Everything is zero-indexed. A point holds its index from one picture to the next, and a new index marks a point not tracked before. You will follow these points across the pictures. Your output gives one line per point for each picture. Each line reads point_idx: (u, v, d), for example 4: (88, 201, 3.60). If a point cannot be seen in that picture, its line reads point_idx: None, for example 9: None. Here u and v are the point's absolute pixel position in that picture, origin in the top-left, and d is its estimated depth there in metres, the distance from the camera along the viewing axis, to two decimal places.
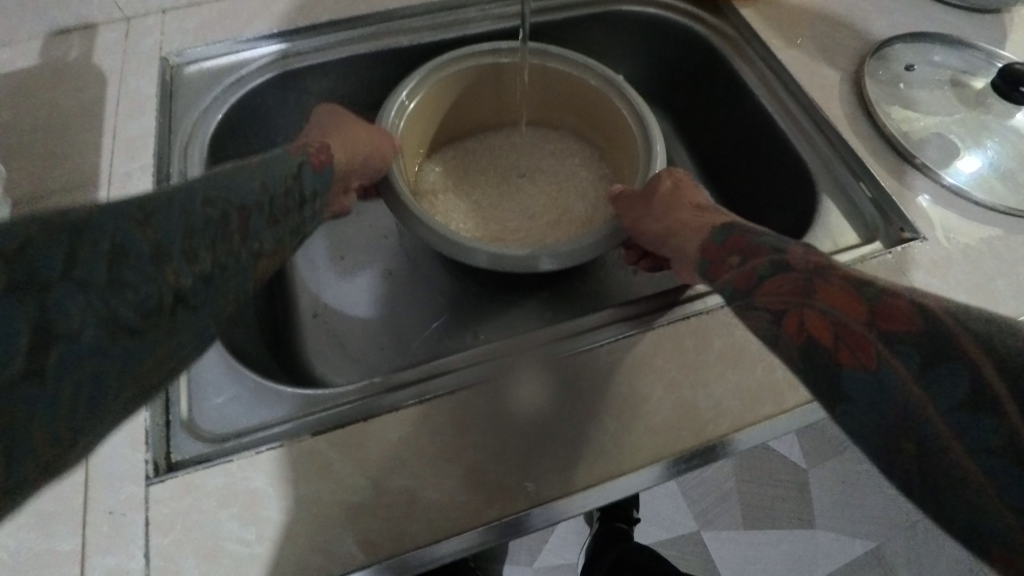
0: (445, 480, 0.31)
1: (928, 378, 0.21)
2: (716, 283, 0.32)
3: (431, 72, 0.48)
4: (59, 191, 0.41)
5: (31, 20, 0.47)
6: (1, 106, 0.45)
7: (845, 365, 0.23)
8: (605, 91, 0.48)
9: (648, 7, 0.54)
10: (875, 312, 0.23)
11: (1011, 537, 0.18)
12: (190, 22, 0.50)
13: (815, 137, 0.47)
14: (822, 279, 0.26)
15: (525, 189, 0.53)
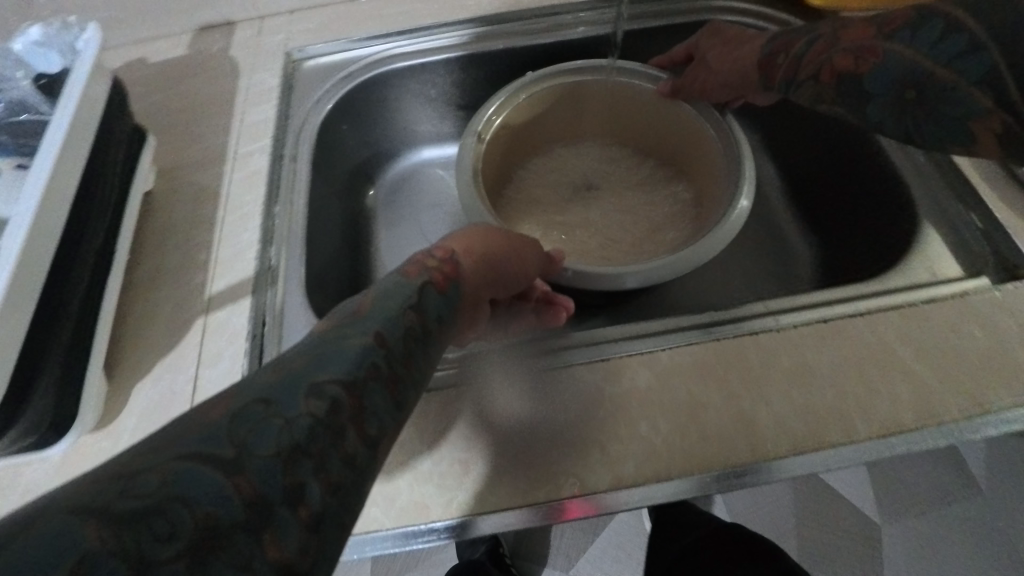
0: (495, 456, 0.33)
1: (920, 47, 0.32)
2: (774, 85, 0.41)
3: (517, 90, 0.50)
4: (192, 163, 0.47)
5: (185, 18, 0.55)
6: (152, 88, 0.53)
7: (864, 73, 0.34)
8: (692, 110, 0.49)
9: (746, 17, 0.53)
10: (880, 26, 0.34)
11: (997, 110, 0.29)
12: (312, 23, 0.56)
13: (918, 160, 0.45)
14: (844, 28, 0.36)
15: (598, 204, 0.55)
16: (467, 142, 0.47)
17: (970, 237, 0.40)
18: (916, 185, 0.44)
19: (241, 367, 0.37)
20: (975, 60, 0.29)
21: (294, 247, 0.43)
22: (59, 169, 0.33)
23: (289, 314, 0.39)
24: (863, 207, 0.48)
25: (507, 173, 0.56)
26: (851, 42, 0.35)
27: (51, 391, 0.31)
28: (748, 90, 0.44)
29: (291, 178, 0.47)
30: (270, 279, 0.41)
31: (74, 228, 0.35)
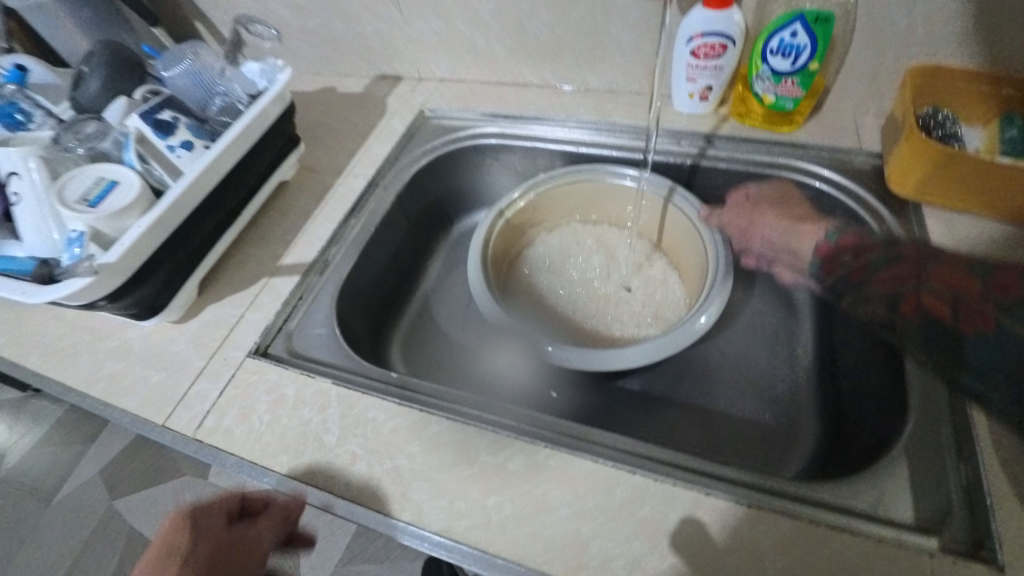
0: (373, 463, 0.39)
1: (986, 314, 0.47)
2: (832, 276, 0.56)
3: (548, 181, 0.62)
4: (323, 169, 0.65)
5: (371, 68, 0.77)
6: (331, 112, 0.74)
7: (961, 323, 0.47)
8: (702, 237, 0.57)
9: (821, 181, 0.58)
10: (975, 285, 0.47)
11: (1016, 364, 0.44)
12: (451, 94, 0.72)
13: (938, 389, 0.42)
14: (929, 264, 0.49)
15: (598, 292, 0.62)
16: (491, 215, 0.60)
17: (946, 493, 0.37)
18: (917, 415, 0.41)
19: (270, 320, 0.51)
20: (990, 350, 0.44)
21: (350, 248, 0.57)
22: (226, 149, 0.50)
23: (323, 292, 0.53)
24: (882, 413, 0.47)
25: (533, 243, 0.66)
26: (912, 277, 0.50)
27: (155, 285, 0.47)
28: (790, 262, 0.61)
29: (378, 199, 0.61)
30: (320, 266, 0.55)
31: (221, 190, 0.51)
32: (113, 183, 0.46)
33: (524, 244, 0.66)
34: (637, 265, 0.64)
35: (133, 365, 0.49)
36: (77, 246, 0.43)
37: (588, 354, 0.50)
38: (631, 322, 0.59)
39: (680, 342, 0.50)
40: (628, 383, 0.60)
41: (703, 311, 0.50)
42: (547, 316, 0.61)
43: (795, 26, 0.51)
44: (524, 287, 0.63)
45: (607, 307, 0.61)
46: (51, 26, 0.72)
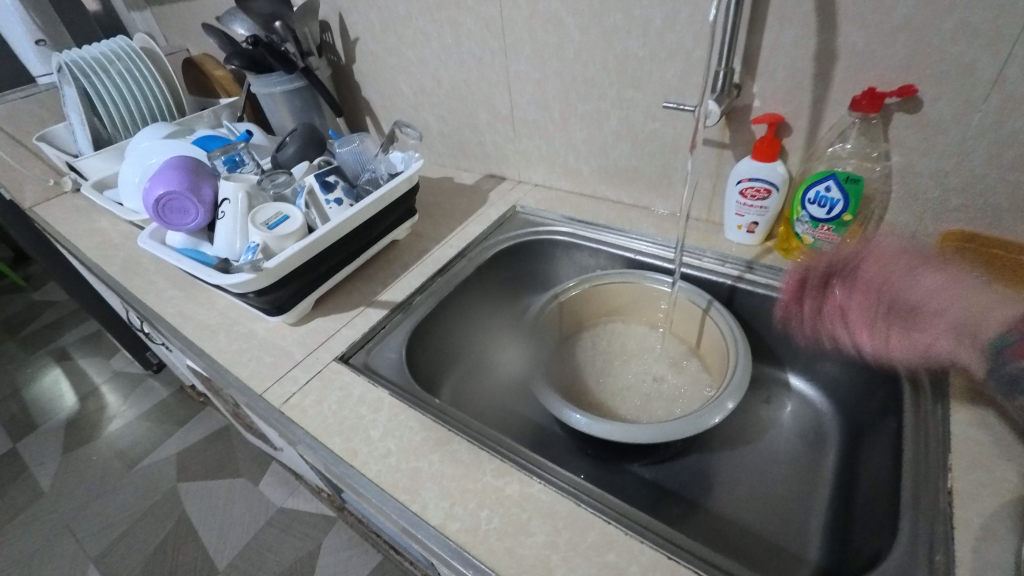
0: (401, 458, 0.49)
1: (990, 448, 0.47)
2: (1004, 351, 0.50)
3: (598, 277, 0.73)
4: (429, 235, 0.83)
5: (484, 166, 0.99)
6: (447, 196, 0.94)
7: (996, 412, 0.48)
8: (728, 344, 0.63)
9: (853, 319, 0.62)
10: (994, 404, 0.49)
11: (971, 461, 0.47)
12: (541, 197, 0.89)
13: (929, 527, 0.42)
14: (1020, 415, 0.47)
15: (632, 381, 0.70)
16: (548, 297, 0.71)
17: None
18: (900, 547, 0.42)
19: (357, 337, 0.64)
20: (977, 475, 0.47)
21: (432, 298, 0.71)
22: (367, 206, 0.69)
23: (402, 326, 0.66)
24: (877, 550, 0.47)
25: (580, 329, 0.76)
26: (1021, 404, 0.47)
27: (289, 290, 0.63)
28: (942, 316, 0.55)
29: (463, 265, 0.76)
30: (405, 306, 0.69)
31: (353, 233, 0.69)
32: (285, 216, 0.64)
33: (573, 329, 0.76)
34: (669, 365, 0.71)
35: (253, 349, 0.65)
36: (251, 252, 0.60)
37: (601, 424, 0.57)
38: (653, 411, 0.65)
39: (685, 430, 0.55)
40: (640, 470, 0.64)
41: (717, 410, 0.55)
42: (580, 389, 0.70)
43: (829, 182, 0.61)
44: (566, 366, 0.73)
45: (634, 394, 0.68)
46: (274, 110, 1.02)
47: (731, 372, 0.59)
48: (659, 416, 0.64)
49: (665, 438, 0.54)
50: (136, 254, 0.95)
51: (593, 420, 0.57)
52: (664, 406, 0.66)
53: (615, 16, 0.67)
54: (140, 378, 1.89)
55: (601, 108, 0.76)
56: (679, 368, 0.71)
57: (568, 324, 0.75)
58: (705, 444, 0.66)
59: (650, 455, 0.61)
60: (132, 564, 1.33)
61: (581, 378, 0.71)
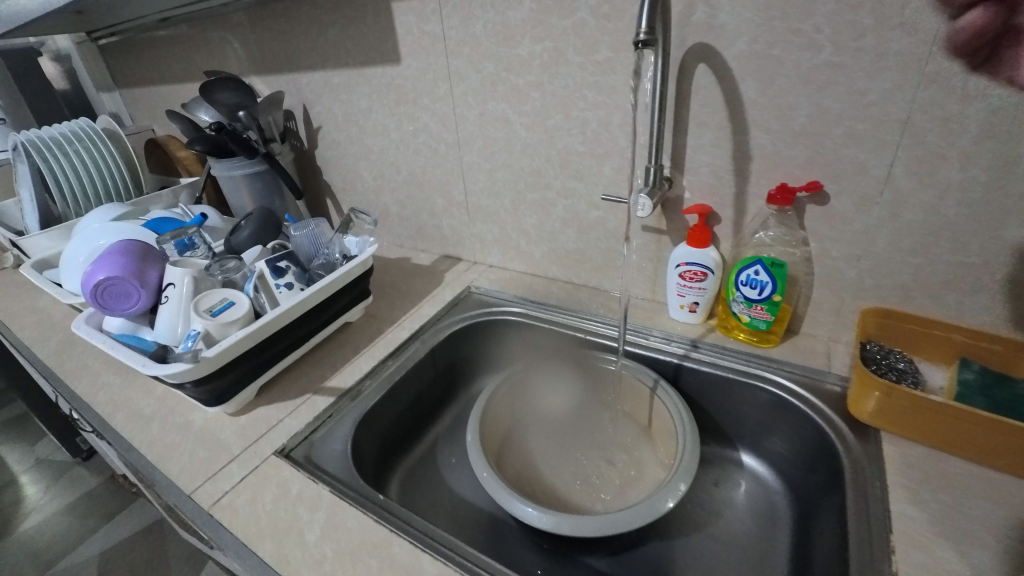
0: (336, 565, 0.46)
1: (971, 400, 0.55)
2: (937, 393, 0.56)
3: None
4: (382, 316, 0.83)
5: (440, 246, 1.02)
6: (404, 277, 0.95)
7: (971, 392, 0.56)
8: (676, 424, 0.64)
9: (790, 397, 0.64)
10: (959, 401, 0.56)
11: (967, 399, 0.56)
12: (495, 277, 0.92)
13: None
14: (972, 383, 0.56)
15: (585, 467, 0.69)
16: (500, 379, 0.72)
17: None
18: None
19: (300, 428, 0.62)
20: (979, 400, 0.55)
21: (382, 383, 0.69)
22: (317, 291, 0.69)
23: (350, 414, 0.65)
24: None
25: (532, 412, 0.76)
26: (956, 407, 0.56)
27: (230, 379, 0.61)
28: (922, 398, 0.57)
29: (416, 347, 0.76)
30: (354, 392, 0.67)
31: (302, 318, 0.68)
32: (231, 302, 0.63)
33: (526, 412, 0.76)
34: (620, 446, 0.71)
35: (187, 442, 0.61)
36: (191, 340, 0.59)
37: (553, 515, 0.55)
38: (607, 497, 0.64)
39: (638, 519, 0.54)
40: (596, 563, 0.61)
41: (667, 496, 0.55)
42: (532, 472, 0.69)
43: (757, 266, 0.65)
44: (519, 452, 0.72)
45: (587, 480, 0.67)
46: (234, 193, 1.04)
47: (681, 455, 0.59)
48: (613, 504, 0.63)
49: (615, 529, 0.53)
50: (72, 335, 0.91)
51: (543, 512, 0.55)
52: (619, 492, 0.65)
53: (556, 116, 0.73)
54: (67, 467, 1.73)
55: (548, 196, 0.81)
56: (634, 450, 0.70)
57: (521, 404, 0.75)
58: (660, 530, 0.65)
59: (605, 548, 0.59)
60: None
61: (533, 464, 0.70)
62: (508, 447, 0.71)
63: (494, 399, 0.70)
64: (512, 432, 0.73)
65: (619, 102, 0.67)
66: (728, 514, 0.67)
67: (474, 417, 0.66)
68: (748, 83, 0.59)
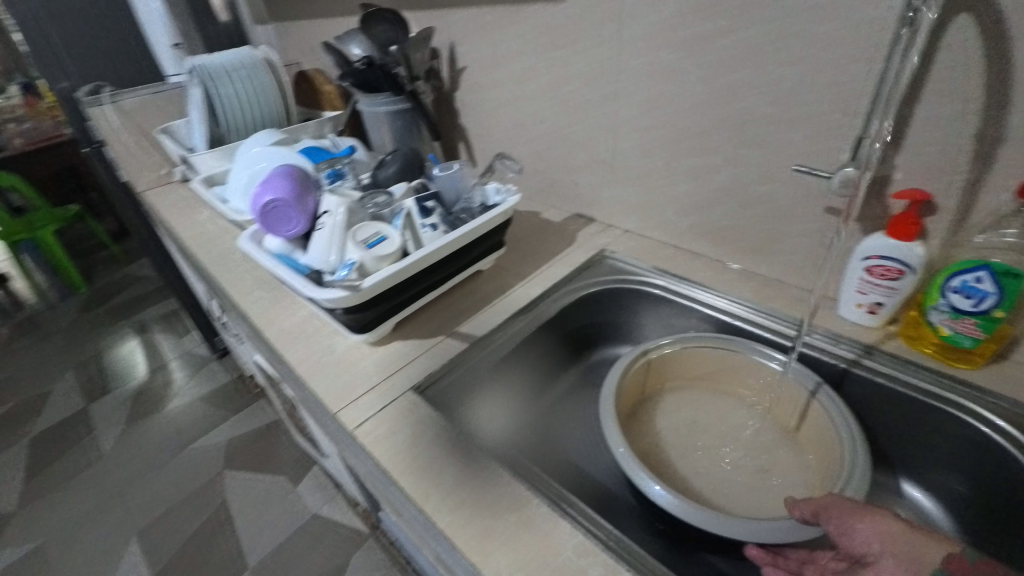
0: (476, 514, 0.46)
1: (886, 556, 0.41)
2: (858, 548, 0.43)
3: (690, 340, 0.69)
4: (512, 270, 0.81)
5: (573, 205, 0.97)
6: (534, 232, 0.93)
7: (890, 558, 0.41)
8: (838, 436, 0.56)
9: (995, 434, 0.53)
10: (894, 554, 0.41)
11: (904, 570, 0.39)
12: (630, 245, 0.86)
13: None
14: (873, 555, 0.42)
15: (718, 458, 0.63)
16: (638, 352, 0.68)
17: None
18: None
19: (435, 368, 0.63)
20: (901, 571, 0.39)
21: (513, 337, 0.68)
22: (460, 237, 0.67)
23: (481, 363, 0.64)
24: None
25: (659, 388, 0.72)
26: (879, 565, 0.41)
27: (376, 312, 0.62)
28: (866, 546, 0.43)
29: (546, 306, 0.73)
30: (485, 342, 0.67)
31: (442, 262, 0.68)
32: (383, 237, 0.64)
33: (653, 389, 0.72)
34: (757, 443, 0.65)
35: (331, 364, 0.65)
36: (346, 268, 0.60)
37: (690, 506, 0.51)
38: (739, 496, 0.59)
39: (787, 533, 0.48)
40: None
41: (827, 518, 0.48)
42: (654, 450, 0.65)
43: (981, 272, 0.54)
44: (641, 426, 0.68)
45: (717, 471, 0.62)
46: (376, 130, 1.06)
47: (846, 473, 0.52)
48: (746, 503, 0.58)
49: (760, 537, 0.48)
50: (231, 248, 1.00)
51: (678, 499, 0.51)
52: (754, 494, 0.59)
53: (743, 71, 0.64)
54: (206, 360, 1.99)
55: (710, 163, 0.73)
56: (774, 452, 0.64)
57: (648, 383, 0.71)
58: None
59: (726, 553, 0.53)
60: (169, 545, 1.35)
61: (656, 441, 0.66)
62: (632, 425, 0.68)
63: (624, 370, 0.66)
64: (635, 409, 0.70)
65: (831, 58, 0.57)
66: None
67: (608, 387, 0.63)
68: None
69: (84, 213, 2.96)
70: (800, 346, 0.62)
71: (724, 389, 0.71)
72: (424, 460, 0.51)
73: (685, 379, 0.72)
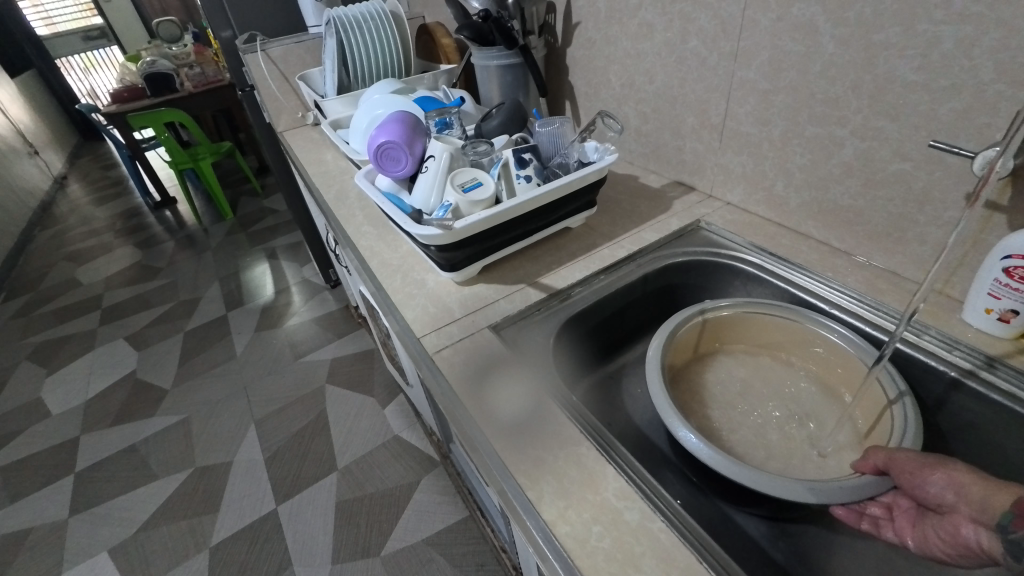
0: (527, 440, 0.50)
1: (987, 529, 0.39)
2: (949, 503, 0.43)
3: (754, 305, 0.67)
4: (600, 231, 0.82)
5: (675, 172, 0.94)
6: (630, 197, 0.92)
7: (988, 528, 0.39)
8: (896, 420, 0.52)
9: None
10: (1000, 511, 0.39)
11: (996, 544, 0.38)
12: (729, 218, 0.83)
13: None
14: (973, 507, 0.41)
15: (762, 426, 0.61)
16: (695, 308, 0.67)
17: None
18: None
19: (510, 311, 0.67)
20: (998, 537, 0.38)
21: (591, 294, 0.70)
22: (551, 192, 0.69)
23: (556, 313, 0.67)
24: None
25: (717, 350, 0.70)
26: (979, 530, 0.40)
27: (464, 253, 0.67)
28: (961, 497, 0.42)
29: (629, 269, 0.73)
30: (563, 296, 0.69)
31: (532, 215, 0.71)
32: (479, 183, 0.68)
33: (712, 351, 0.70)
34: (820, 421, 0.61)
35: (421, 296, 0.72)
36: (443, 210, 0.66)
37: (713, 454, 0.51)
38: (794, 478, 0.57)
39: (808, 498, 0.47)
40: (748, 526, 0.56)
41: (846, 485, 0.48)
42: (701, 406, 0.64)
43: None
44: (691, 381, 0.67)
45: (765, 438, 0.60)
46: (486, 82, 1.09)
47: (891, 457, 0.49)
48: (791, 476, 0.56)
49: (796, 496, 0.48)
50: (349, 187, 1.11)
51: (717, 456, 0.51)
52: (796, 468, 0.57)
53: (890, 30, 0.56)
54: (320, 288, 2.25)
55: (836, 134, 0.66)
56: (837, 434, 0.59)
57: (706, 342, 0.69)
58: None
59: (765, 509, 0.52)
60: (279, 437, 1.60)
61: (705, 398, 0.65)
62: (679, 377, 0.67)
63: (678, 323, 0.65)
64: (688, 366, 0.69)
65: (1005, 17, 0.48)
66: None
67: (658, 336, 0.63)
68: None
69: (236, 150, 3.40)
70: (890, 331, 0.57)
71: (793, 363, 0.67)
72: (491, 389, 0.56)
73: (748, 347, 0.70)
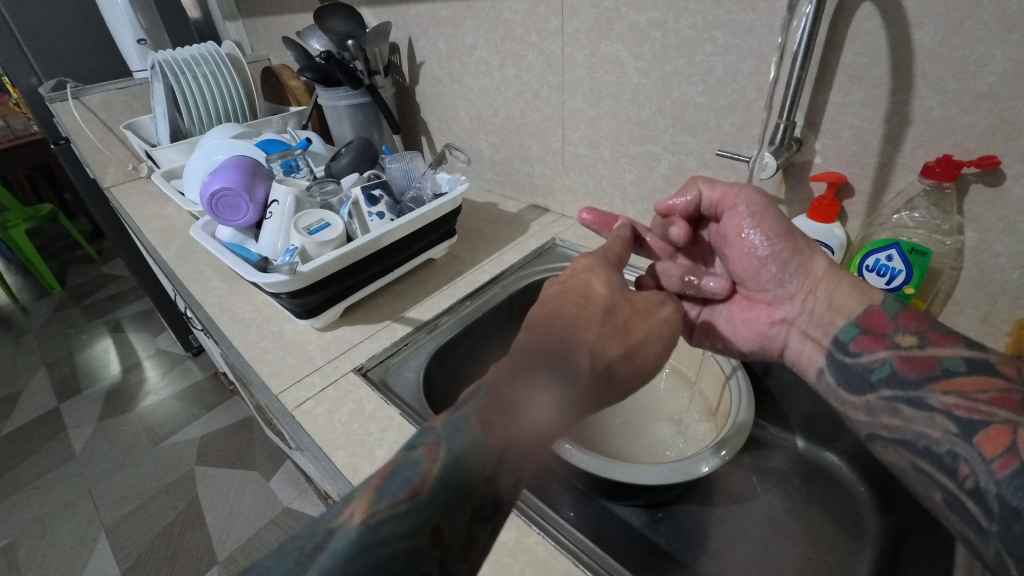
0: None
1: (841, 333, 0.47)
2: (784, 289, 0.50)
3: None
4: (465, 259, 0.83)
5: (530, 196, 1.00)
6: (492, 223, 0.95)
7: (850, 337, 0.46)
8: (734, 392, 0.59)
9: None
10: (869, 322, 0.45)
11: (842, 344, 0.47)
12: (581, 232, 0.89)
13: None
14: (807, 314, 0.49)
15: (632, 421, 0.66)
16: None
17: None
18: None
19: (376, 351, 0.65)
20: (850, 331, 0.46)
21: (459, 321, 0.70)
22: (405, 226, 0.69)
23: (425, 345, 0.66)
24: None
25: None
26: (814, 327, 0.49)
27: (319, 297, 0.64)
28: (800, 292, 0.49)
29: (493, 292, 0.75)
30: (430, 326, 0.69)
31: (390, 251, 0.70)
32: (327, 224, 0.66)
33: None
34: (679, 405, 0.67)
35: (279, 348, 0.66)
36: (289, 254, 0.62)
37: (588, 456, 0.53)
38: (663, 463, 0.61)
39: (673, 477, 0.50)
40: (629, 516, 0.59)
41: (705, 460, 0.51)
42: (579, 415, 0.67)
43: (892, 251, 0.55)
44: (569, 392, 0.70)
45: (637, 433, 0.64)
46: (337, 122, 1.07)
47: (730, 423, 0.55)
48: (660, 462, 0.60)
49: (660, 478, 0.50)
50: (191, 241, 1.00)
51: (587, 457, 0.53)
52: (661, 454, 0.61)
53: (676, 61, 0.66)
54: (180, 358, 1.99)
55: (653, 151, 0.75)
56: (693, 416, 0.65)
57: None
58: (708, 500, 0.61)
59: (639, 498, 0.55)
60: (139, 540, 1.35)
61: None
62: None
63: None
64: None
65: (754, 48, 0.59)
66: (796, 507, 0.61)
67: None
68: (924, 30, 0.48)
69: (59, 213, 2.92)
70: None
71: None
72: (360, 434, 0.53)
73: None
